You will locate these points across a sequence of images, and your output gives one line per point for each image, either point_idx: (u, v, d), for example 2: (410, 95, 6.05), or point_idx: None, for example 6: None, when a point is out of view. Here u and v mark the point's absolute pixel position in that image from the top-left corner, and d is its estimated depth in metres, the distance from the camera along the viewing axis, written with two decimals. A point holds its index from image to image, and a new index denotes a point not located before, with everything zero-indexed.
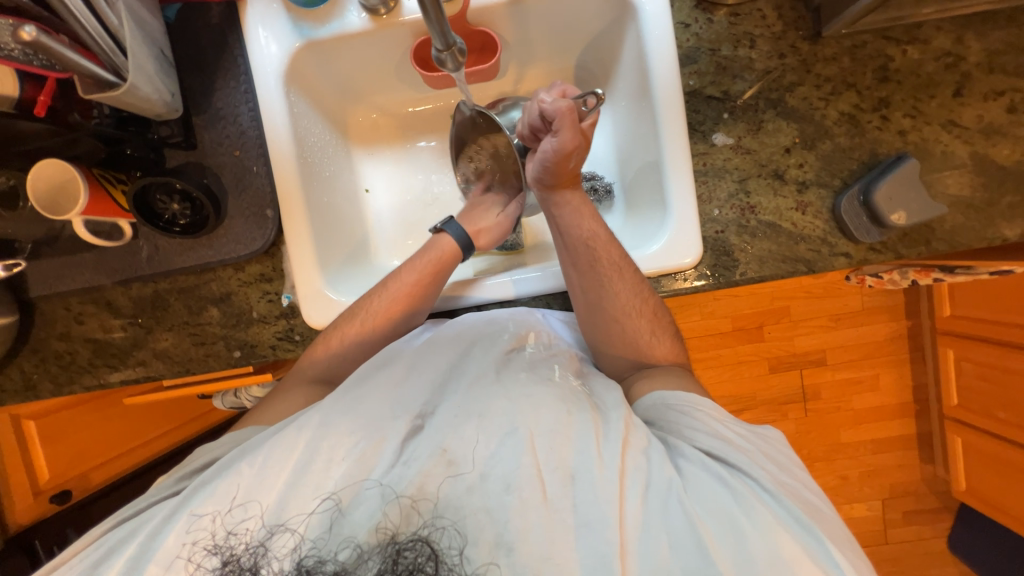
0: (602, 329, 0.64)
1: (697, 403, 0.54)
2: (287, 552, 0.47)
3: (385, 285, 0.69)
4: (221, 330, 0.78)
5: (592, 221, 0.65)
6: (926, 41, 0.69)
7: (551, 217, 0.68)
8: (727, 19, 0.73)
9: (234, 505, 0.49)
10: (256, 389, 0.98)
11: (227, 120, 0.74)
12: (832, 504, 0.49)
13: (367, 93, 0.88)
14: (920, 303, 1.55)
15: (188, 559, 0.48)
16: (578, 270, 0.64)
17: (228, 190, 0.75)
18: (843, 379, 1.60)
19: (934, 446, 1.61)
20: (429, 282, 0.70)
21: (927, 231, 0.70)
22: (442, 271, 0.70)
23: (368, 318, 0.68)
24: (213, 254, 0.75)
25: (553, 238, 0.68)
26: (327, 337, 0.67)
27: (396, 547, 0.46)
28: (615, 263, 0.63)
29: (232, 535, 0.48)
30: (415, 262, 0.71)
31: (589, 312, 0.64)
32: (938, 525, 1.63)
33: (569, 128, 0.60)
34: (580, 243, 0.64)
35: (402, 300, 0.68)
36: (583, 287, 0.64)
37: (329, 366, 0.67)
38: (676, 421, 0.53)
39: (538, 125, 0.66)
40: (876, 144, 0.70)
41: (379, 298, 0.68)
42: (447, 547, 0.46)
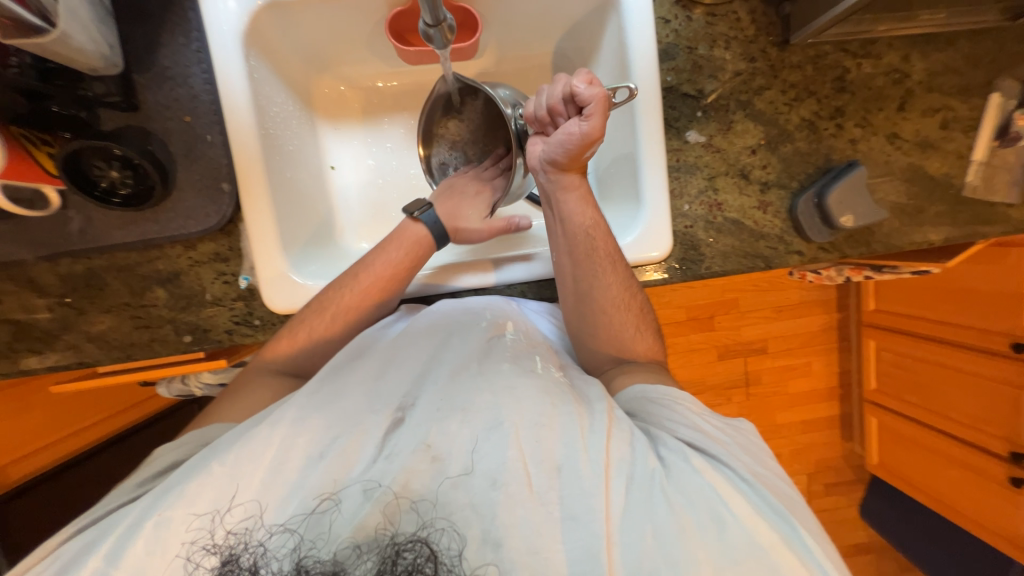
0: (588, 320, 0.65)
1: (676, 397, 0.54)
2: (286, 551, 0.44)
3: (355, 277, 0.66)
4: (169, 313, 0.72)
5: (594, 209, 0.65)
6: (878, 57, 0.75)
7: (554, 200, 0.66)
8: (704, 19, 0.75)
9: (233, 504, 0.46)
10: (207, 375, 0.92)
11: (176, 81, 0.67)
12: (796, 489, 0.50)
13: (334, 62, 0.83)
14: (849, 298, 1.71)
15: (187, 558, 0.45)
16: (575, 259, 0.64)
17: (177, 159, 0.68)
18: (781, 366, 1.73)
19: (853, 426, 1.79)
20: (403, 274, 0.67)
21: (868, 234, 0.76)
22: (417, 262, 0.68)
23: (338, 313, 0.64)
24: (159, 230, 0.69)
25: (553, 227, 0.67)
26: (294, 331, 0.64)
27: (395, 548, 0.43)
28: (610, 256, 0.64)
29: (233, 534, 0.45)
30: (388, 254, 0.67)
31: (577, 302, 0.65)
32: (852, 495, 1.83)
33: (600, 118, 0.59)
34: (581, 231, 0.64)
35: (376, 292, 0.66)
36: (575, 277, 0.65)
37: (295, 359, 0.64)
38: (656, 413, 0.53)
39: (558, 109, 0.62)
40: (830, 150, 0.76)
41: (350, 292, 0.65)
42: (447, 549, 0.42)
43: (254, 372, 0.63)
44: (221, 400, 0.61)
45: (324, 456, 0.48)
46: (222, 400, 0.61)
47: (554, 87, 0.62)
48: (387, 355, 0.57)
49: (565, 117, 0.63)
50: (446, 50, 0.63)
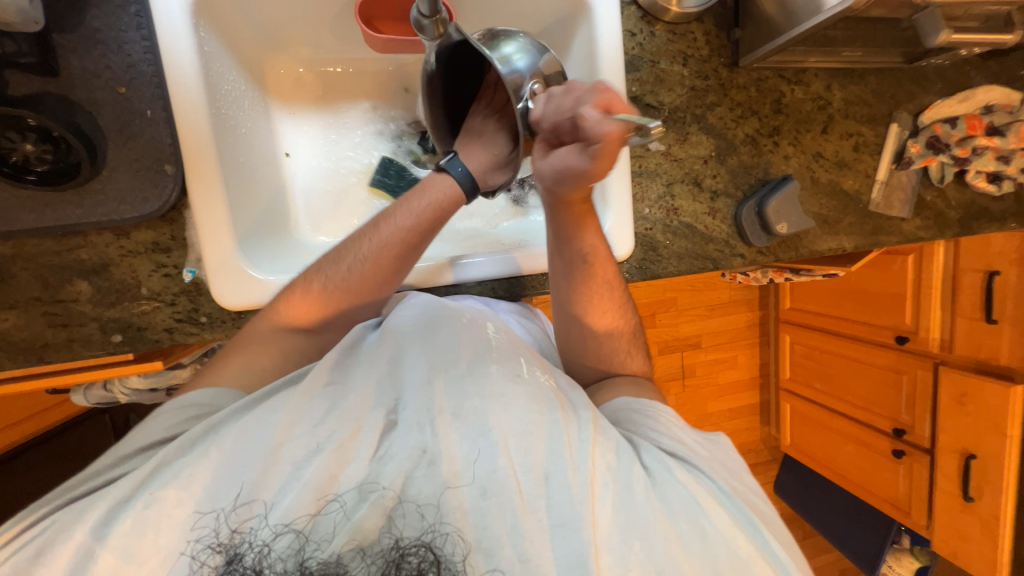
0: (579, 342, 0.68)
1: (656, 408, 0.58)
2: (290, 552, 0.41)
3: (375, 228, 0.61)
4: (93, 310, 0.63)
5: (595, 235, 0.64)
6: (807, 84, 0.85)
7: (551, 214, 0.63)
8: (665, 36, 0.80)
9: (239, 502, 0.43)
10: (135, 380, 0.85)
11: (109, 48, 0.60)
12: (772, 507, 0.54)
13: (292, 42, 0.77)
14: (769, 297, 1.92)
15: (193, 556, 0.41)
16: (570, 278, 0.66)
17: (108, 135, 0.61)
18: (713, 359, 1.90)
19: (771, 412, 2.02)
20: (425, 229, 0.62)
21: (797, 240, 0.86)
22: (442, 216, 0.63)
23: (356, 264, 0.59)
24: (85, 214, 0.61)
25: (550, 240, 0.66)
26: (308, 282, 0.59)
27: (399, 552, 0.42)
28: (605, 282, 0.66)
29: (239, 533, 0.42)
30: (411, 205, 0.62)
31: (566, 323, 0.69)
32: (768, 472, 2.06)
33: (606, 145, 0.51)
34: (581, 255, 0.65)
35: (396, 246, 0.60)
36: (568, 297, 0.67)
37: (311, 318, 0.59)
38: (640, 423, 0.56)
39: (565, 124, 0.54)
40: (769, 164, 0.85)
41: (369, 243, 0.60)
42: (451, 555, 0.42)
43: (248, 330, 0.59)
44: (214, 370, 0.57)
45: (323, 449, 0.45)
46: (212, 372, 0.57)
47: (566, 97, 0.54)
48: (380, 354, 0.55)
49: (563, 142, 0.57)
50: (436, 46, 0.65)
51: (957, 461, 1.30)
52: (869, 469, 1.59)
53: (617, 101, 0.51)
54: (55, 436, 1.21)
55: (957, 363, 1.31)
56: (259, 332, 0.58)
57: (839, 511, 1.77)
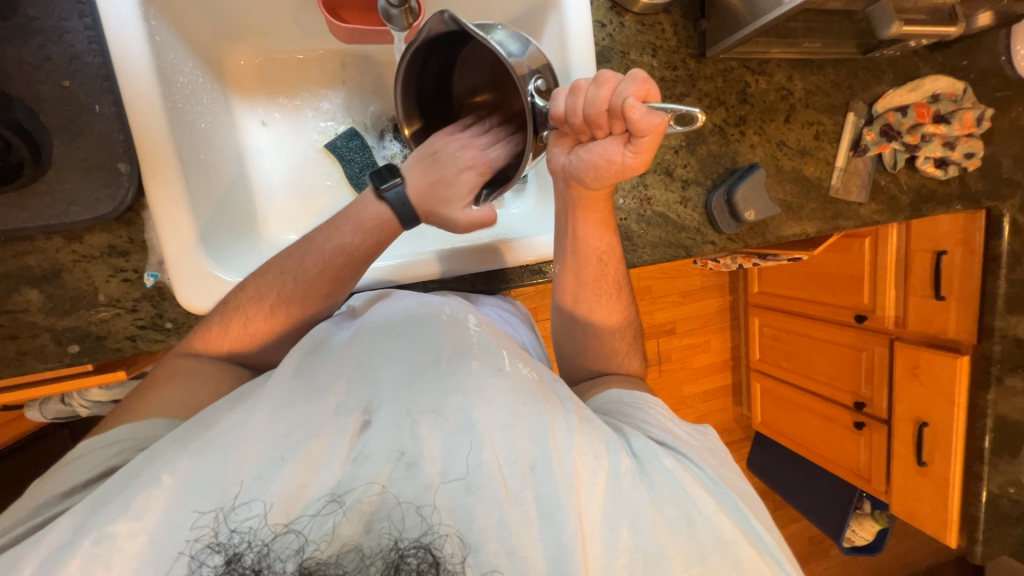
0: (580, 341, 0.70)
1: (647, 400, 0.61)
2: (290, 552, 0.40)
3: (301, 261, 0.60)
4: (45, 320, 0.59)
5: (609, 235, 0.66)
6: (770, 75, 0.88)
7: (572, 214, 0.64)
8: (635, 26, 0.81)
9: (238, 503, 0.42)
10: (97, 392, 0.80)
11: (48, 37, 0.55)
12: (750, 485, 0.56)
13: (252, 31, 0.74)
14: (738, 282, 2.00)
15: (192, 556, 0.40)
16: (581, 280, 0.67)
17: (53, 132, 0.56)
18: (687, 344, 1.96)
19: (742, 392, 2.10)
20: (357, 260, 0.62)
21: (764, 227, 0.89)
22: (377, 244, 0.63)
23: (280, 302, 0.59)
24: (31, 218, 0.57)
25: (564, 242, 0.67)
26: (227, 320, 0.58)
27: (399, 553, 0.41)
28: (614, 282, 0.68)
29: (237, 532, 0.41)
30: (340, 236, 0.61)
31: (567, 321, 0.70)
32: (741, 450, 2.16)
33: (651, 145, 0.52)
34: (593, 254, 0.66)
35: (324, 279, 0.61)
36: (576, 297, 0.68)
37: (235, 351, 0.59)
38: (630, 414, 0.58)
39: (601, 120, 0.52)
40: (736, 154, 0.87)
41: (293, 278, 0.60)
42: (449, 555, 0.41)
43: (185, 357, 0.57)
44: (159, 385, 0.55)
45: (286, 459, 0.44)
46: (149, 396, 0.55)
47: (599, 90, 0.50)
48: (360, 354, 0.53)
49: (594, 132, 0.54)
50: (406, 37, 0.67)
51: (912, 429, 1.39)
52: (834, 441, 1.69)
53: (654, 93, 0.50)
54: (9, 455, 1.14)
55: (910, 339, 1.39)
56: (205, 352, 0.58)
57: (806, 483, 1.87)
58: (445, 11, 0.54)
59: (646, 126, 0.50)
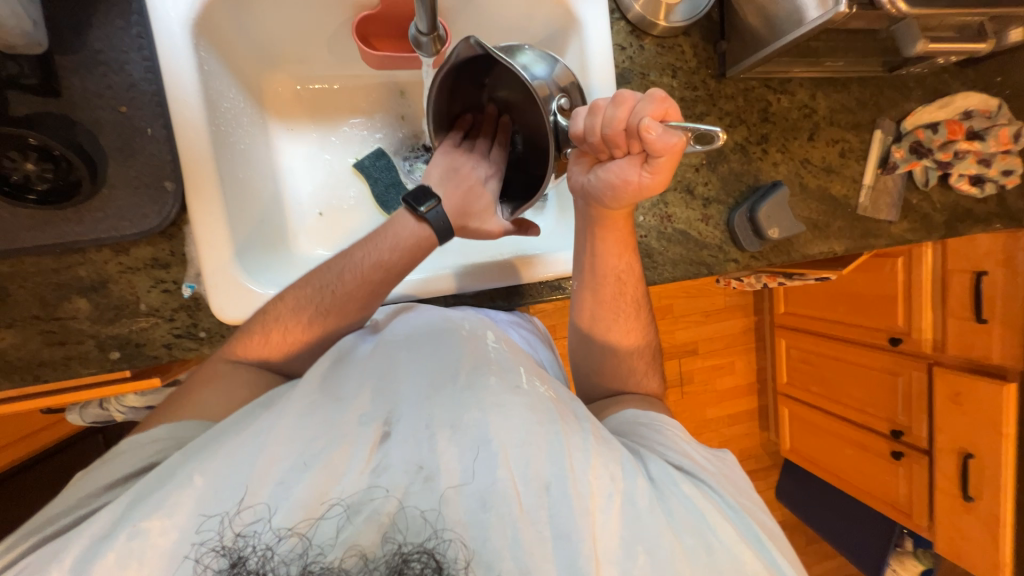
0: (597, 360, 0.69)
1: (665, 422, 0.59)
2: (294, 555, 0.42)
3: (340, 276, 0.62)
4: (91, 327, 0.63)
5: (628, 254, 0.66)
6: (792, 93, 0.88)
7: (591, 232, 0.65)
8: (654, 49, 0.83)
9: (243, 506, 0.43)
10: (132, 398, 0.84)
11: (109, 68, 0.61)
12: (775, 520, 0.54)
13: (291, 61, 0.79)
14: (763, 302, 1.94)
15: (196, 560, 0.42)
16: (598, 299, 0.67)
17: (108, 153, 0.61)
18: (710, 365, 1.91)
19: (769, 417, 2.02)
20: (394, 276, 0.64)
21: (789, 245, 0.88)
22: (413, 261, 0.65)
23: (319, 315, 0.61)
24: (84, 232, 0.61)
25: (582, 260, 0.68)
26: (268, 328, 0.59)
27: (402, 557, 0.42)
28: (634, 300, 0.68)
29: (243, 536, 0.42)
30: (378, 252, 0.63)
31: (583, 340, 0.70)
32: (769, 478, 2.06)
33: (668, 164, 0.53)
34: (612, 272, 0.66)
35: (362, 293, 0.62)
36: (595, 316, 0.68)
37: (270, 360, 0.60)
38: (647, 436, 0.57)
39: (619, 140, 0.53)
40: (758, 171, 0.87)
41: (333, 293, 0.61)
42: (452, 560, 0.42)
43: (227, 361, 0.59)
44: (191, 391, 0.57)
45: (308, 467, 0.45)
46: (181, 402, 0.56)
47: (616, 110, 0.51)
48: (380, 368, 0.54)
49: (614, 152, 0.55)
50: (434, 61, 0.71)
51: (955, 461, 1.31)
52: (869, 471, 1.60)
53: (674, 111, 0.50)
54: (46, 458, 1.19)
55: (951, 364, 1.32)
56: (243, 358, 0.59)
57: (841, 516, 1.77)
58: (475, 38, 0.57)
59: (664, 145, 0.50)
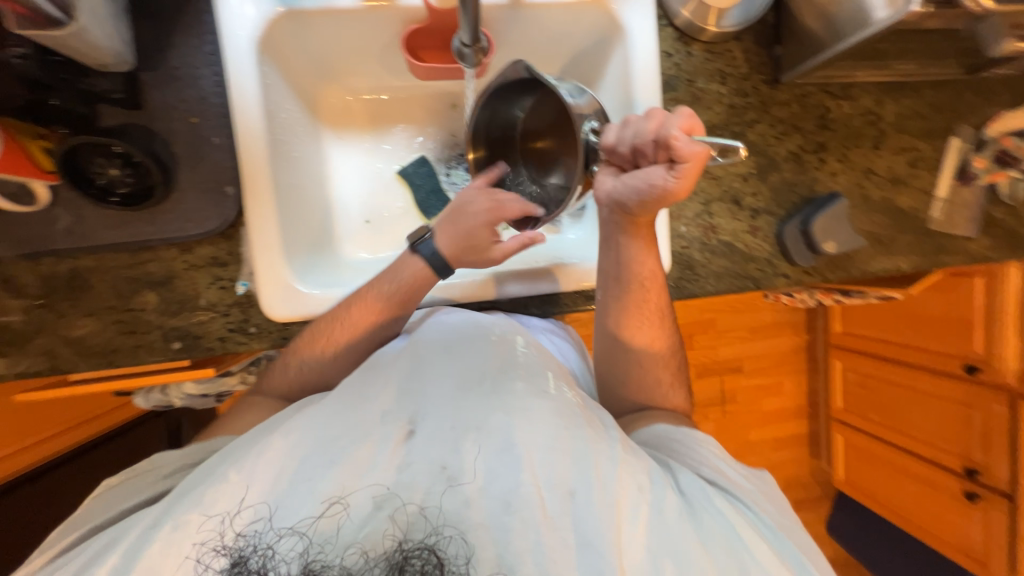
0: (623, 368, 0.66)
1: (700, 439, 0.56)
2: (293, 555, 0.43)
3: (346, 310, 0.65)
4: (158, 319, 0.69)
5: (654, 259, 0.63)
6: (855, 99, 0.82)
7: (614, 240, 0.63)
8: (703, 55, 0.80)
9: (243, 506, 0.45)
10: (189, 385, 0.91)
11: (185, 82, 0.66)
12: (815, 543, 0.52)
13: (343, 73, 0.83)
14: (817, 320, 1.81)
15: (197, 560, 0.43)
16: (621, 305, 0.64)
17: (180, 160, 0.67)
18: (755, 385, 1.81)
19: (820, 444, 1.88)
20: (395, 307, 0.66)
21: (847, 260, 0.82)
22: (413, 292, 0.66)
23: (329, 348, 0.64)
24: (155, 231, 0.66)
25: (605, 263, 0.65)
26: (286, 362, 0.64)
27: (403, 554, 0.42)
28: (659, 307, 0.65)
29: (242, 536, 0.44)
30: (379, 286, 0.66)
31: (612, 345, 0.67)
32: (819, 511, 1.91)
33: (693, 172, 0.52)
34: (636, 279, 0.64)
35: (367, 327, 0.65)
36: (618, 326, 0.65)
37: (291, 390, 0.65)
38: (679, 450, 0.55)
39: (647, 148, 0.53)
40: (814, 181, 0.81)
41: (340, 326, 0.64)
42: (454, 556, 0.42)
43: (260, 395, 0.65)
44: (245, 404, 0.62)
45: (335, 463, 0.46)
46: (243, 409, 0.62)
47: (647, 122, 0.53)
48: (407, 366, 0.55)
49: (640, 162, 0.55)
50: (476, 72, 0.73)
51: None
52: (936, 511, 1.46)
53: (700, 127, 0.53)
54: (110, 440, 1.20)
55: None
56: (268, 390, 0.64)
57: (903, 559, 1.61)
58: (524, 61, 0.64)
59: (690, 150, 0.50)
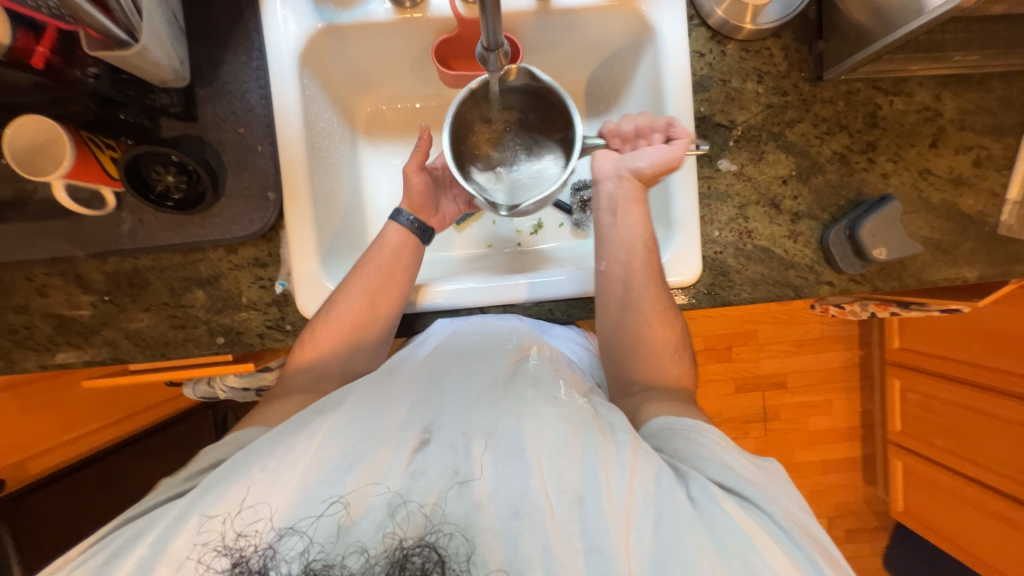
0: (631, 329, 0.67)
1: (702, 429, 0.54)
2: (294, 555, 0.43)
3: (347, 283, 0.69)
4: (205, 314, 0.74)
5: (647, 227, 0.70)
6: (910, 94, 0.76)
7: (617, 206, 0.71)
8: (738, 54, 0.77)
9: (244, 506, 0.45)
10: (233, 379, 0.96)
11: (234, 96, 0.71)
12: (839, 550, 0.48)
13: (378, 84, 0.86)
14: (872, 334, 1.67)
15: (199, 560, 0.44)
16: (628, 264, 0.68)
17: (228, 167, 0.72)
18: (801, 402, 1.69)
19: (876, 469, 1.73)
20: (389, 268, 0.70)
21: (900, 268, 0.76)
22: (403, 254, 0.72)
23: (339, 322, 0.67)
24: (204, 234, 0.71)
25: (606, 230, 0.71)
26: (303, 347, 0.67)
27: (403, 551, 0.42)
28: (656, 268, 0.69)
29: (242, 536, 0.44)
30: (371, 254, 0.71)
31: (622, 310, 0.68)
32: (875, 542, 1.76)
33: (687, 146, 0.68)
34: (637, 240, 0.69)
35: (368, 293, 0.69)
36: (625, 284, 0.68)
37: (312, 375, 0.67)
38: (684, 448, 0.52)
39: (648, 131, 0.69)
40: (862, 183, 0.76)
41: (342, 299, 0.68)
42: (454, 553, 0.42)
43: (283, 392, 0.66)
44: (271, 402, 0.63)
45: (353, 466, 0.47)
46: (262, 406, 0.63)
47: (641, 117, 0.70)
48: (423, 373, 0.57)
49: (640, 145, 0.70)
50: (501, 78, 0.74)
51: None
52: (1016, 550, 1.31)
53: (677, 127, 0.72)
54: (152, 434, 1.21)
55: None
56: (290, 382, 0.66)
57: None
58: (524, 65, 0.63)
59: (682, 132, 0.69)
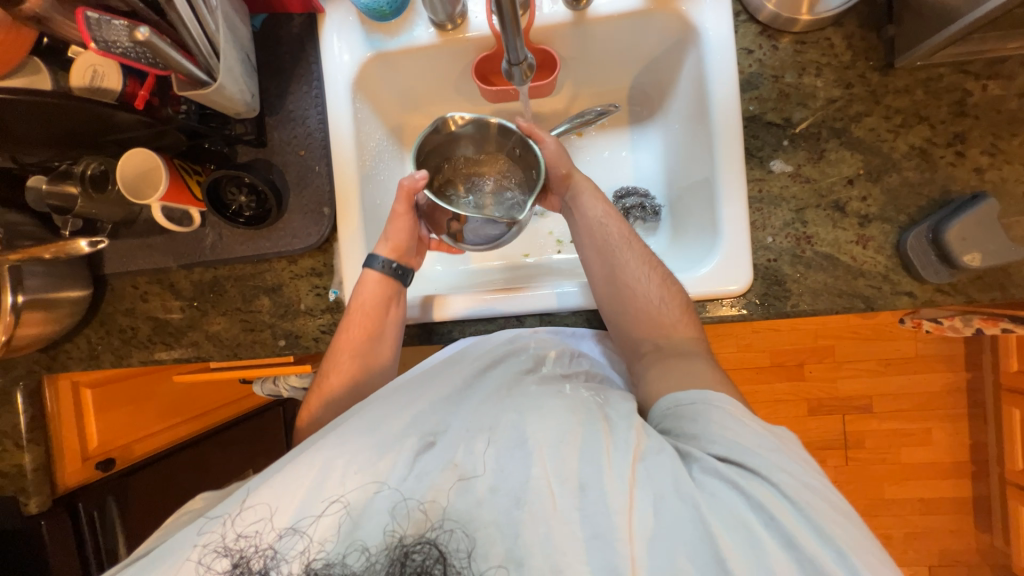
0: (619, 299, 0.67)
1: (710, 400, 0.54)
2: (294, 555, 0.48)
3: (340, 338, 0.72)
4: (270, 319, 0.82)
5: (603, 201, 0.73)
6: (1009, 77, 0.66)
7: (571, 202, 0.74)
8: (792, 47, 0.72)
9: (244, 509, 0.50)
10: (297, 379, 1.05)
11: (296, 122, 0.79)
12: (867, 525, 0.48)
13: (425, 103, 0.91)
14: (983, 354, 1.44)
15: (198, 561, 0.48)
16: (596, 246, 0.70)
17: (290, 186, 0.79)
18: (890, 430, 1.49)
19: (992, 514, 1.47)
20: (371, 320, 0.72)
21: (1003, 276, 0.65)
22: (381, 304, 0.73)
23: (335, 376, 0.71)
24: (270, 245, 0.79)
25: (572, 224, 0.74)
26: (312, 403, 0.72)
27: (404, 549, 0.47)
28: (625, 237, 0.70)
29: (242, 537, 0.49)
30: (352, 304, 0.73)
31: (608, 284, 0.67)
32: None
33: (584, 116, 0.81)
34: (596, 221, 0.71)
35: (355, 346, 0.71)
36: (598, 264, 0.69)
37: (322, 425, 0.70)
38: (689, 427, 0.53)
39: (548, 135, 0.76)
40: (948, 180, 0.67)
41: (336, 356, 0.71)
42: (455, 550, 0.46)
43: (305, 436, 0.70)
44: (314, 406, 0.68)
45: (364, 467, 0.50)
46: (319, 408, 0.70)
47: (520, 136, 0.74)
48: (444, 363, 0.63)
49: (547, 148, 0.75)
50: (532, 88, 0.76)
51: None
52: None
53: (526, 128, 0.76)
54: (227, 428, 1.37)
55: None
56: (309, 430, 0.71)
57: None
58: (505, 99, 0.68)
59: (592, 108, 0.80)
